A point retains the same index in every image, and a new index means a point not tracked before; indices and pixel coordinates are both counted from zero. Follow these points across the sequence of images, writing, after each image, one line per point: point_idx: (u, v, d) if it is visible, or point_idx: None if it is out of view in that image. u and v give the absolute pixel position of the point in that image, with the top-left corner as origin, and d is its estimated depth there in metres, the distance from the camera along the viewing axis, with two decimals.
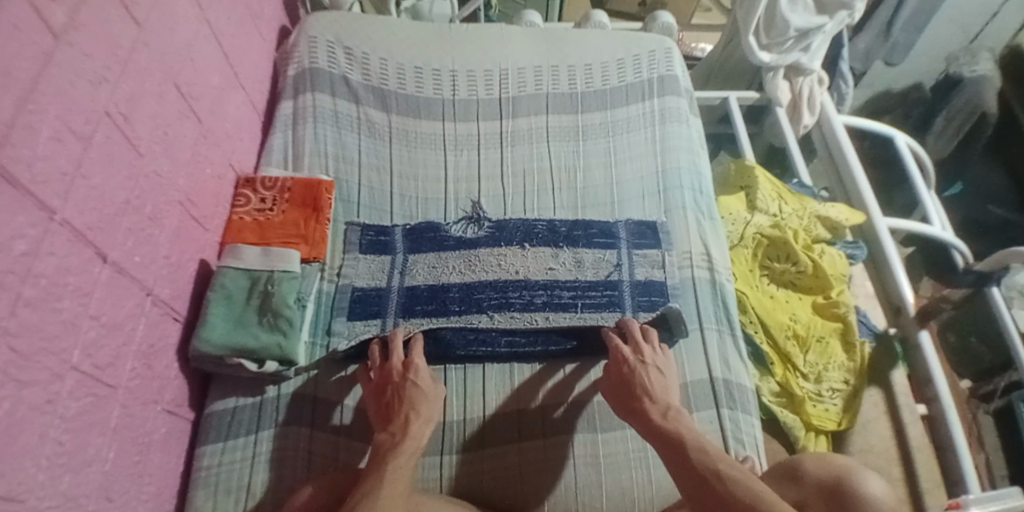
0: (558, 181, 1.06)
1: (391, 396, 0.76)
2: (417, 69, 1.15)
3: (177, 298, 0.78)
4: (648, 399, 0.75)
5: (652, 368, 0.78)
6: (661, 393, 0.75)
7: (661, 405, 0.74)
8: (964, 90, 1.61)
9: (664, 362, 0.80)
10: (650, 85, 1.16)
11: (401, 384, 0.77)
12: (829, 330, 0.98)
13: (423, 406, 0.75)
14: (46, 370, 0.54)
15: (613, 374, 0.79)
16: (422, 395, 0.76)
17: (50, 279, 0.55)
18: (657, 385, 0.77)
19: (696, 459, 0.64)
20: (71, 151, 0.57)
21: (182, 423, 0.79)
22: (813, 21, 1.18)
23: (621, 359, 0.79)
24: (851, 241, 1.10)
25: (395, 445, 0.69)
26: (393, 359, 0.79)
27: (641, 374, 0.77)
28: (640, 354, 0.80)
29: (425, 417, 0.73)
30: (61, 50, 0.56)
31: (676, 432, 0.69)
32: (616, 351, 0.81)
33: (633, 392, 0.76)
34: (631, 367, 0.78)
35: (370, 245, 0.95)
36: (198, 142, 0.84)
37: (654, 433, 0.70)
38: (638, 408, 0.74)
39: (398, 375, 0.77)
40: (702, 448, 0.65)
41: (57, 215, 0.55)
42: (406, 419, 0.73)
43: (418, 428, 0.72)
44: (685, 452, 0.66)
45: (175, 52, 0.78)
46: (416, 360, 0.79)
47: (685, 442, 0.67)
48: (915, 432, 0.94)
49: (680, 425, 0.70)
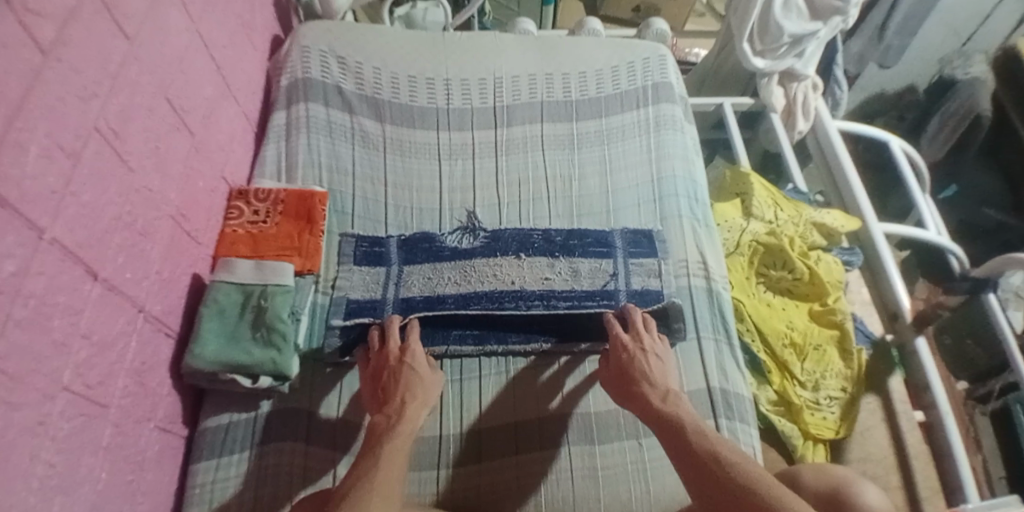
0: (554, 189, 1.06)
1: (387, 379, 0.78)
2: (411, 78, 1.14)
3: (170, 313, 0.78)
4: (647, 384, 0.78)
5: (651, 355, 0.81)
6: (660, 378, 0.79)
7: (660, 390, 0.77)
8: (959, 94, 1.62)
9: (663, 350, 0.84)
10: (645, 92, 1.16)
11: (398, 368, 0.79)
12: (825, 338, 0.98)
13: (419, 390, 0.77)
14: (37, 391, 0.53)
15: (613, 361, 0.83)
16: (418, 379, 0.78)
17: (40, 298, 0.54)
18: (656, 371, 0.80)
19: (695, 442, 0.68)
20: (61, 168, 0.57)
21: (176, 440, 0.79)
22: (807, 28, 1.19)
23: (621, 346, 0.82)
24: (846, 248, 1.12)
25: (391, 427, 0.72)
26: (392, 343, 0.82)
27: (640, 360, 0.80)
28: (639, 342, 0.83)
29: (420, 400, 0.76)
30: (50, 67, 0.56)
31: (676, 417, 0.72)
32: (616, 339, 0.84)
33: (632, 378, 0.79)
34: (631, 354, 0.81)
35: (364, 256, 0.94)
36: (190, 155, 0.83)
37: (652, 417, 0.73)
38: (638, 393, 0.77)
39: (395, 359, 0.80)
40: (700, 431, 0.69)
41: (46, 234, 0.54)
42: (401, 402, 0.75)
43: (412, 412, 0.74)
44: (684, 436, 0.69)
45: (166, 64, 0.77)
46: (413, 346, 0.82)
47: (682, 423, 0.70)
48: (913, 439, 0.94)
49: (679, 408, 0.73)
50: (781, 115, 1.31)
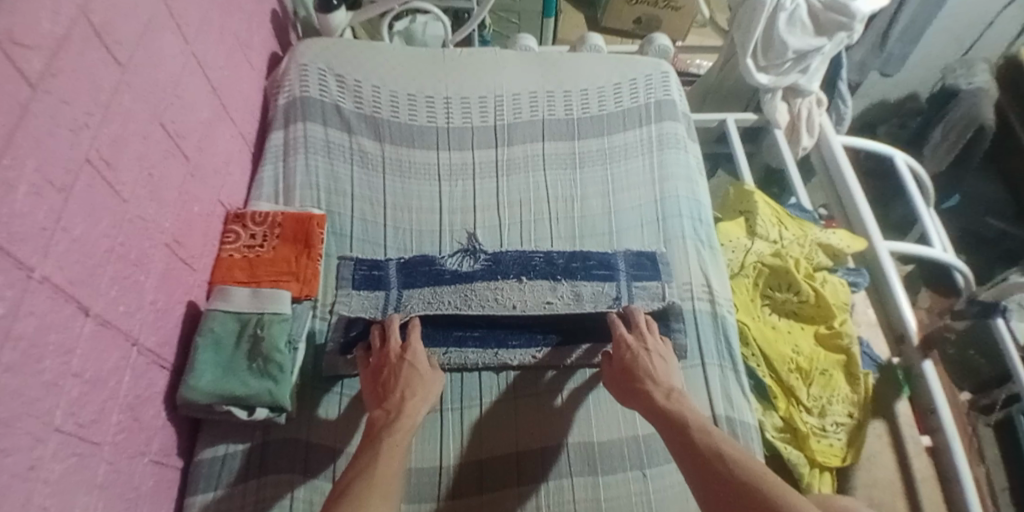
0: (555, 209, 1.05)
1: (386, 376, 0.79)
2: (411, 97, 1.13)
3: (164, 344, 0.76)
4: (651, 382, 0.78)
5: (654, 354, 0.82)
6: (664, 377, 0.79)
7: (664, 387, 0.77)
8: (962, 103, 1.60)
9: (665, 349, 0.85)
10: (647, 110, 1.14)
11: (398, 365, 0.80)
12: (832, 362, 0.96)
13: (420, 386, 0.78)
14: (28, 435, 0.51)
15: (615, 359, 0.83)
16: (418, 376, 0.79)
17: (30, 340, 0.52)
18: (659, 369, 0.80)
19: (698, 437, 0.69)
20: (51, 203, 0.55)
21: (171, 472, 0.77)
22: (811, 44, 1.17)
23: (623, 344, 0.83)
24: (852, 268, 1.09)
25: (390, 422, 0.73)
26: (392, 341, 0.82)
27: (643, 359, 0.81)
28: (643, 341, 0.84)
29: (420, 395, 0.77)
30: (39, 100, 0.53)
31: (680, 415, 0.72)
32: (619, 337, 0.85)
33: (636, 376, 0.79)
34: (634, 353, 0.82)
35: (363, 281, 0.93)
36: (186, 181, 0.81)
37: (657, 415, 0.74)
38: (640, 390, 0.78)
39: (395, 356, 0.81)
40: (705, 430, 0.70)
41: (36, 273, 0.52)
42: (401, 398, 0.76)
43: (413, 406, 0.75)
44: (689, 433, 0.69)
45: (160, 88, 0.76)
46: (413, 343, 0.82)
47: (686, 420, 0.71)
48: (919, 465, 0.92)
49: (683, 406, 0.74)
50: (784, 131, 1.30)
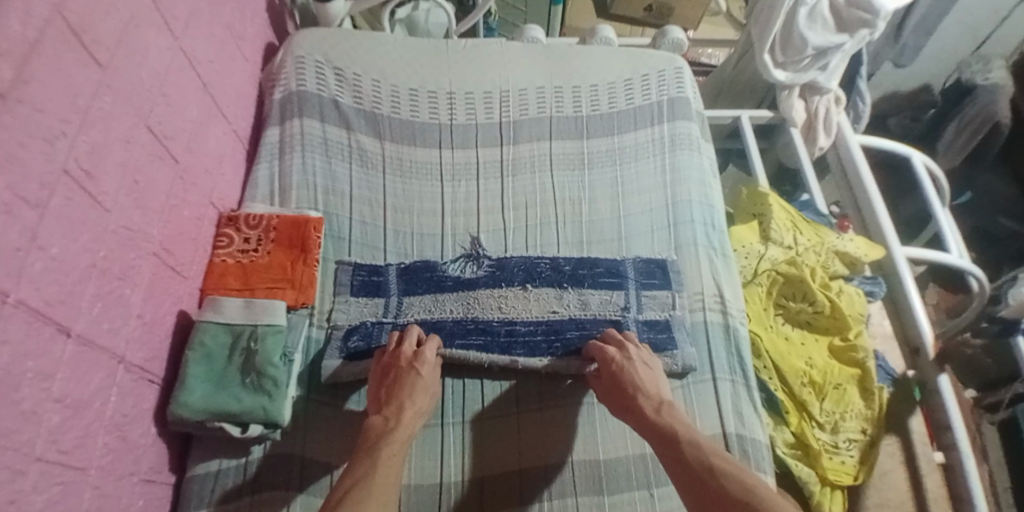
0: (562, 213, 1.01)
1: (392, 380, 0.77)
2: (413, 92, 1.08)
3: (153, 359, 0.73)
4: (640, 395, 0.75)
5: (639, 362, 0.79)
6: (652, 388, 0.76)
7: (654, 400, 0.75)
8: (976, 100, 1.52)
9: (650, 356, 0.82)
10: (659, 108, 1.09)
11: (405, 371, 0.77)
12: (847, 377, 0.92)
13: (420, 395, 0.75)
14: (7, 468, 0.48)
15: (603, 374, 0.80)
16: (421, 386, 0.76)
17: (7, 369, 0.48)
18: (647, 379, 0.78)
19: (691, 454, 0.65)
20: (24, 222, 0.50)
21: (161, 490, 0.74)
22: (832, 40, 1.11)
23: (608, 358, 0.80)
24: (869, 277, 1.05)
25: (388, 431, 0.70)
26: (405, 345, 0.80)
27: (630, 370, 0.78)
28: (626, 352, 0.81)
29: (419, 407, 0.74)
30: (10, 110, 0.49)
31: (671, 428, 0.70)
32: (602, 352, 0.81)
33: (625, 390, 0.76)
34: (619, 365, 0.79)
35: (362, 287, 0.90)
36: (174, 185, 0.77)
37: (650, 431, 0.71)
38: (631, 404, 0.75)
39: (406, 361, 0.78)
40: (697, 444, 0.67)
41: (11, 297, 0.48)
42: (400, 405, 0.73)
43: (411, 416, 0.73)
44: (679, 447, 0.67)
45: (145, 88, 0.71)
46: (426, 351, 0.79)
47: (677, 435, 0.68)
48: (931, 483, 0.89)
49: (674, 420, 0.71)
50: (800, 130, 1.24)
